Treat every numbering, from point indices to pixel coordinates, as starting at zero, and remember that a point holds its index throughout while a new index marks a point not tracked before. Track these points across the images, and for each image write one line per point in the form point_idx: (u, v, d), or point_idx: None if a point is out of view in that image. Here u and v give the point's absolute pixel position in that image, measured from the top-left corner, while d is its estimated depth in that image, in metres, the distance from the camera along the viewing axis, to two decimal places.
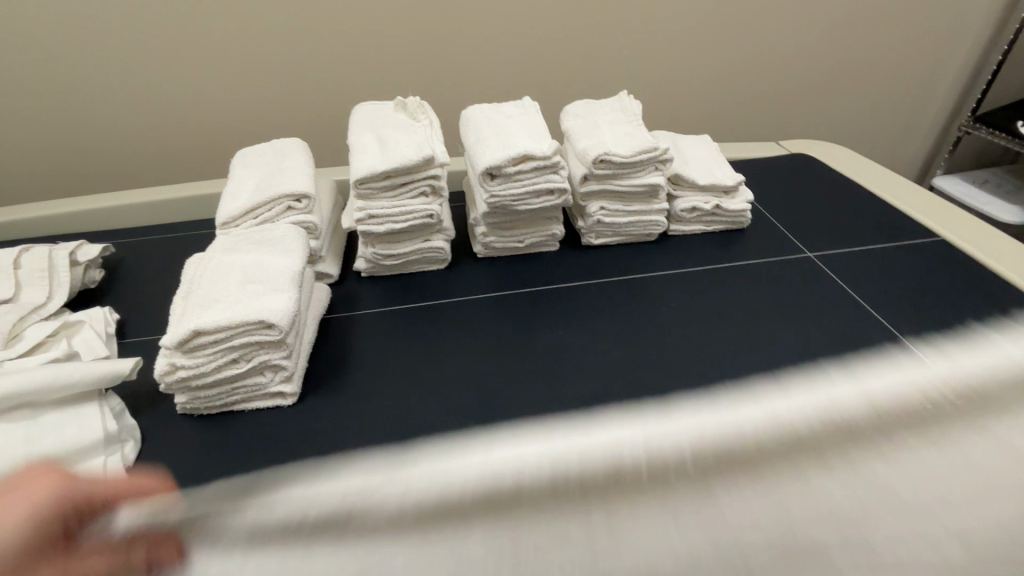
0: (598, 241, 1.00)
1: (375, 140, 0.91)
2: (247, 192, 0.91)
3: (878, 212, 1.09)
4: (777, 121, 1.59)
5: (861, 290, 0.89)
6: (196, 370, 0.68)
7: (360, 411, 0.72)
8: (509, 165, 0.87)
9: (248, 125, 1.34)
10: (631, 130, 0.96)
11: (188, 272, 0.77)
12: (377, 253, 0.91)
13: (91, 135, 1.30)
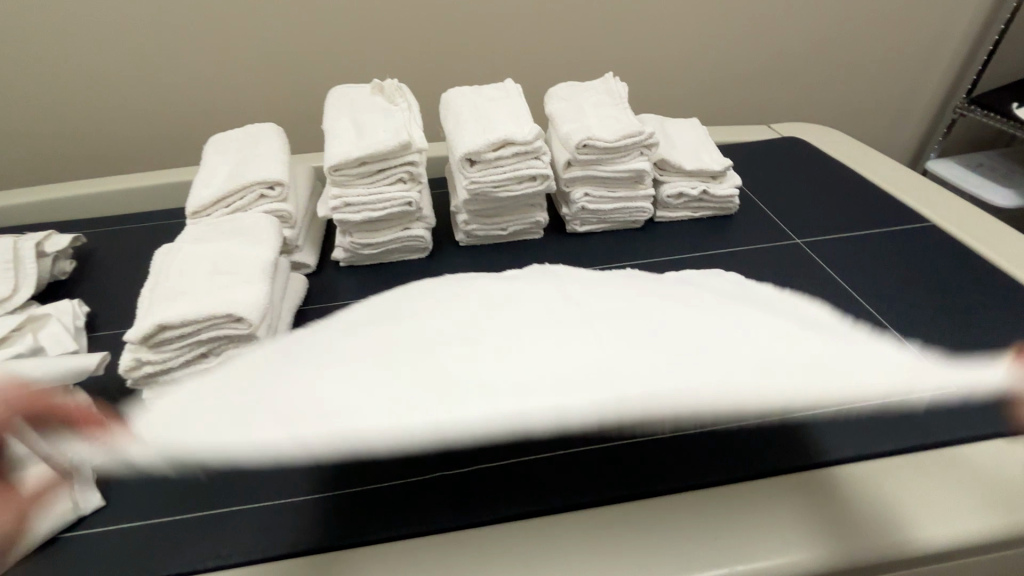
0: (583, 228, 0.98)
1: (351, 124, 0.88)
2: (219, 178, 0.88)
3: (870, 196, 1.07)
4: (770, 104, 1.57)
5: (850, 275, 0.88)
6: (163, 365, 0.65)
7: None
8: (488, 151, 0.84)
9: (230, 108, 1.32)
10: (615, 114, 0.93)
11: (156, 263, 0.74)
12: (355, 242, 0.89)
13: (69, 120, 1.28)
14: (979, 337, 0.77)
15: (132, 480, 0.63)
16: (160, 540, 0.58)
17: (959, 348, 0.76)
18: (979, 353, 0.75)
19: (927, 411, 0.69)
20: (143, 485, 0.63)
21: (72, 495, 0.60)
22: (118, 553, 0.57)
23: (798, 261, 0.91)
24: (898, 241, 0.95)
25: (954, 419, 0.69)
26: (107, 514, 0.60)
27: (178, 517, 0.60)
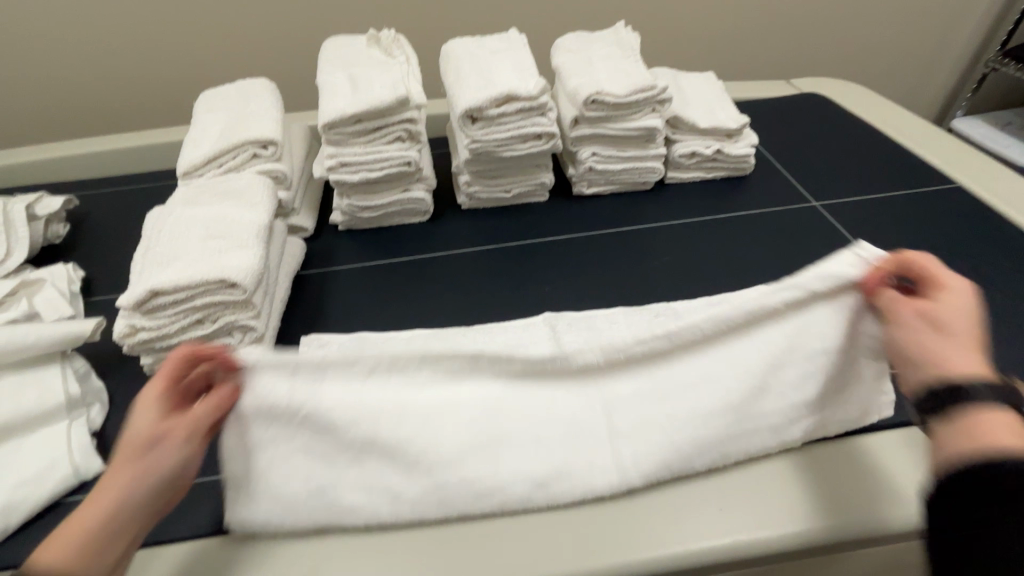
0: (589, 190, 0.94)
1: (346, 78, 0.84)
2: (210, 137, 0.85)
3: (893, 157, 1.02)
4: (790, 57, 1.48)
5: (867, 241, 0.84)
6: (158, 332, 0.64)
7: None
8: (491, 107, 0.79)
9: (222, 64, 1.26)
10: (626, 66, 0.88)
11: (148, 226, 0.72)
12: (353, 204, 0.86)
13: (56, 79, 1.23)
14: (1008, 308, 0.73)
15: None
16: None
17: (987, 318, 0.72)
18: (1006, 324, 0.71)
19: None
20: None
21: (72, 461, 0.58)
22: None
23: (820, 229, 0.87)
24: (923, 208, 0.90)
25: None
26: None
27: None
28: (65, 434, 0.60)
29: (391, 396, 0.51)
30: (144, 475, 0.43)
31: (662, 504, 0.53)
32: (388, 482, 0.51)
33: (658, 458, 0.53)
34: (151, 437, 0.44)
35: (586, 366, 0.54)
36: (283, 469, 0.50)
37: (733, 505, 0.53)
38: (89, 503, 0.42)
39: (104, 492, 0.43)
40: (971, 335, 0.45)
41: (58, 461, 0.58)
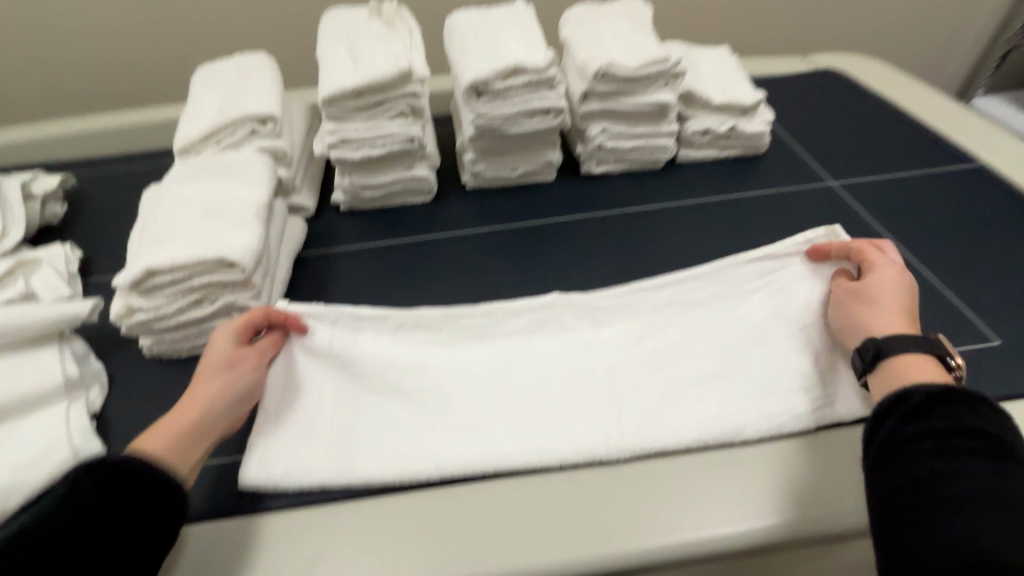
0: (598, 169, 0.91)
1: (346, 51, 0.80)
2: (207, 112, 0.82)
3: (914, 134, 0.98)
4: (807, 31, 1.43)
5: (886, 222, 0.81)
6: (156, 312, 0.62)
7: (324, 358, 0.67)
8: (496, 80, 0.76)
9: (220, 39, 1.23)
10: (638, 38, 0.84)
11: (144, 204, 0.70)
12: (354, 183, 0.83)
13: (51, 55, 1.20)
14: None
15: (133, 426, 0.62)
16: None
17: (1012, 302, 0.69)
18: None
19: (979, 363, 0.62)
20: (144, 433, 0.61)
21: (71, 444, 0.57)
22: None
23: (837, 209, 0.84)
24: (945, 187, 0.87)
25: (1011, 370, 0.62)
26: None
27: None
28: (63, 415, 0.59)
29: (412, 354, 0.64)
30: (223, 389, 0.55)
31: (664, 479, 0.55)
32: (402, 433, 0.59)
33: (655, 413, 0.59)
34: (226, 361, 0.56)
35: (588, 330, 0.66)
36: (315, 409, 0.61)
37: (741, 486, 0.54)
38: (178, 408, 0.52)
39: (188, 402, 0.53)
40: (893, 302, 0.56)
41: (57, 443, 0.57)
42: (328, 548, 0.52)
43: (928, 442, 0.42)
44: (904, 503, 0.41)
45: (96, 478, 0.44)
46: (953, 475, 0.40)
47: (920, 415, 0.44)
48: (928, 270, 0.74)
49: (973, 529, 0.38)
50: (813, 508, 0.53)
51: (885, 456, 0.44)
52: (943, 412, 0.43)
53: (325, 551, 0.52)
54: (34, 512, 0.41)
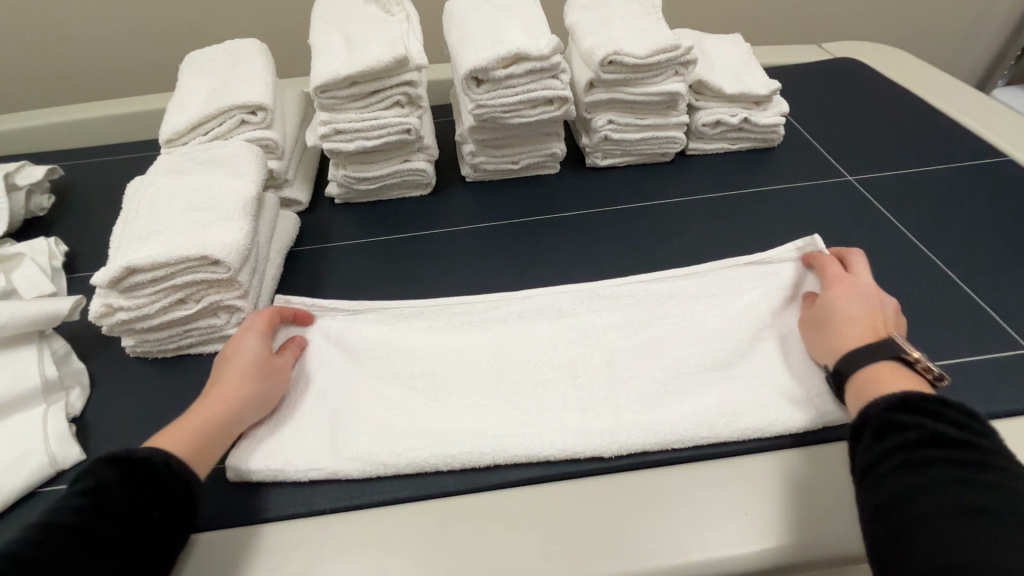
0: (604, 161, 0.87)
1: (341, 37, 0.77)
2: (195, 101, 0.79)
3: (936, 126, 0.93)
4: (823, 18, 1.37)
5: (907, 218, 0.77)
6: (137, 312, 0.59)
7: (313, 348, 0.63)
8: (497, 67, 0.72)
9: (213, 26, 1.19)
10: (647, 25, 0.80)
11: (127, 197, 0.66)
12: (349, 175, 0.80)
13: (41, 42, 1.17)
14: None
15: (115, 431, 0.59)
16: None
17: None
18: None
19: (1009, 371, 0.59)
20: (127, 438, 0.58)
21: (48, 450, 0.55)
22: None
23: (854, 205, 0.80)
24: (969, 182, 0.82)
25: None
26: None
27: None
28: (41, 420, 0.56)
29: (409, 341, 0.63)
30: (247, 393, 0.53)
31: (678, 489, 0.51)
32: (396, 418, 0.56)
33: (656, 407, 0.56)
34: (263, 363, 0.56)
35: (586, 322, 0.64)
36: (309, 397, 0.58)
37: (765, 499, 0.50)
38: (197, 410, 0.50)
39: (210, 403, 0.51)
40: (848, 308, 0.54)
41: (33, 450, 0.54)
42: (320, 561, 0.49)
43: (901, 456, 0.39)
44: (889, 528, 0.37)
45: (123, 476, 0.42)
46: (932, 488, 0.37)
47: (888, 427, 0.41)
48: (951, 270, 0.70)
49: (962, 540, 0.34)
50: (843, 525, 0.49)
51: (866, 479, 0.41)
52: (909, 419, 0.41)
53: (315, 564, 0.48)
54: (60, 507, 0.39)
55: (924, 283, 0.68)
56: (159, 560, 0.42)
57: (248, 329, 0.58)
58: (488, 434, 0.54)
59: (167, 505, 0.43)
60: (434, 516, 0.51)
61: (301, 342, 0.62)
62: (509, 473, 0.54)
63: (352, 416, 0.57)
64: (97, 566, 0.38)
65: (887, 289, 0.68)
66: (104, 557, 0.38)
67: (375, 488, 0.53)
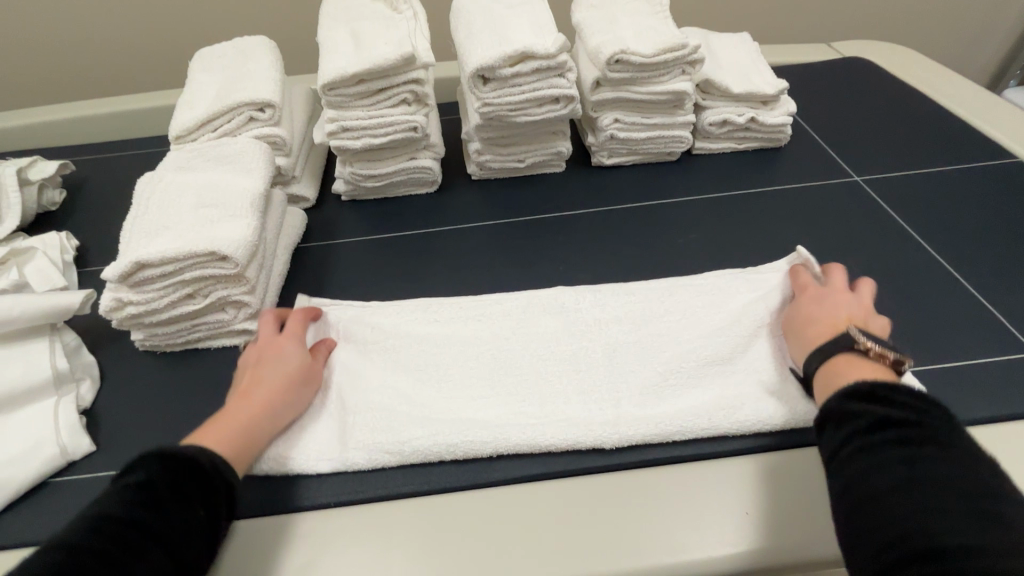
0: (610, 160, 0.87)
1: (349, 35, 0.77)
2: (204, 98, 0.79)
3: (946, 127, 0.92)
4: (833, 17, 1.36)
5: (914, 220, 0.77)
6: (147, 306, 0.60)
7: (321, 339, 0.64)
8: (504, 66, 0.72)
9: (222, 24, 1.19)
10: (655, 23, 0.80)
11: (137, 193, 0.67)
12: (355, 173, 0.80)
13: (53, 39, 1.18)
14: None
15: (124, 423, 0.60)
16: None
17: None
18: None
19: (1014, 375, 0.58)
20: (136, 430, 0.59)
21: (60, 441, 0.56)
22: None
23: (861, 206, 0.80)
24: (978, 183, 0.82)
25: None
26: (98, 460, 0.57)
27: None
28: (52, 412, 0.57)
29: (418, 331, 0.64)
30: (280, 397, 0.54)
31: (681, 487, 0.51)
32: (403, 410, 0.57)
33: (660, 403, 0.56)
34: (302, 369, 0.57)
35: (590, 317, 0.64)
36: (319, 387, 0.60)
37: (768, 500, 0.50)
38: (233, 412, 0.50)
39: (243, 406, 0.51)
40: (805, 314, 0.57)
41: (45, 441, 0.55)
42: (323, 554, 0.49)
43: (861, 441, 0.40)
44: (854, 511, 0.37)
45: (170, 470, 0.42)
46: (890, 467, 0.37)
47: (848, 414, 0.42)
48: (957, 272, 0.69)
49: (922, 515, 0.34)
50: None
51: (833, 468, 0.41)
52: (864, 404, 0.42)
53: (318, 558, 0.49)
54: (113, 501, 0.39)
55: (930, 285, 0.68)
56: (204, 558, 0.42)
57: (286, 335, 0.59)
58: (491, 428, 0.55)
59: (212, 505, 0.43)
60: (435, 511, 0.51)
61: (330, 343, 0.62)
62: (510, 469, 0.54)
63: (360, 406, 0.57)
64: (151, 558, 0.38)
65: (893, 290, 0.68)
66: (158, 551, 0.38)
67: (379, 483, 0.53)
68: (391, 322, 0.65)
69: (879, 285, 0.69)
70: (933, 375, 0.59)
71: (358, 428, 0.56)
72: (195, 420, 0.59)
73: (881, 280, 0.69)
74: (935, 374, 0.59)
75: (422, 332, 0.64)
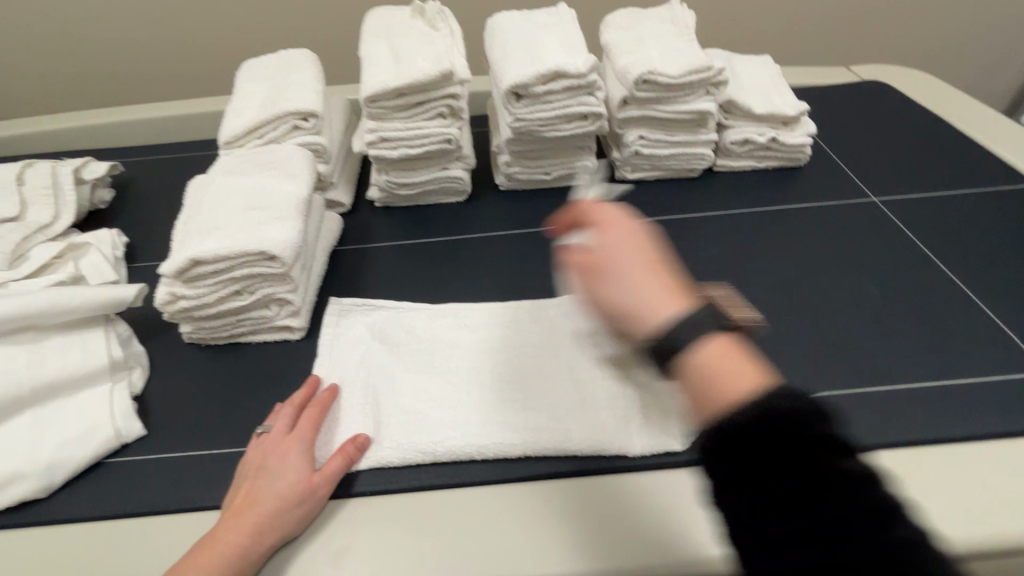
0: (633, 175, 0.91)
1: (389, 50, 0.81)
2: (251, 107, 0.84)
3: (964, 151, 0.94)
4: (852, 41, 1.39)
5: (929, 241, 0.79)
6: (198, 300, 0.64)
7: (355, 339, 0.68)
8: (537, 84, 0.76)
9: (264, 36, 1.25)
10: (681, 45, 0.83)
11: (189, 195, 0.72)
12: (390, 181, 0.84)
13: (106, 46, 1.25)
14: None
15: (171, 411, 0.64)
16: (196, 470, 0.58)
17: None
18: None
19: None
20: (182, 417, 0.63)
21: (115, 425, 0.60)
22: (155, 481, 0.57)
23: (878, 226, 0.82)
24: (994, 207, 0.83)
25: None
26: (148, 443, 0.61)
27: (212, 450, 0.60)
28: (108, 397, 0.61)
29: (449, 334, 0.68)
30: (274, 523, 0.50)
31: (700, 490, 0.54)
32: (437, 407, 0.60)
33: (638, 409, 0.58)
34: (303, 489, 0.52)
35: None
36: (357, 387, 0.63)
37: None
38: (220, 543, 0.48)
39: (233, 534, 0.49)
40: (634, 249, 0.48)
41: (102, 425, 0.59)
42: (358, 541, 0.52)
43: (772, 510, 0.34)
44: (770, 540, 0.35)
45: None
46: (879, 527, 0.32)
47: (793, 440, 0.35)
48: (971, 293, 0.71)
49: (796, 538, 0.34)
50: None
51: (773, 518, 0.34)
52: (820, 431, 0.35)
53: (353, 543, 0.52)
54: None
55: (946, 305, 0.70)
56: None
57: (298, 438, 0.55)
58: (517, 428, 0.58)
59: None
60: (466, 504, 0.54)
61: (354, 447, 0.56)
62: (538, 466, 0.57)
63: (396, 409, 0.60)
64: None
65: (909, 309, 0.70)
66: None
67: (412, 475, 0.56)
68: (422, 325, 0.68)
69: (894, 302, 0.71)
70: (938, 394, 0.61)
71: (393, 426, 0.59)
72: (239, 410, 0.63)
73: (894, 298, 0.71)
74: (947, 391, 0.61)
75: (452, 334, 0.67)
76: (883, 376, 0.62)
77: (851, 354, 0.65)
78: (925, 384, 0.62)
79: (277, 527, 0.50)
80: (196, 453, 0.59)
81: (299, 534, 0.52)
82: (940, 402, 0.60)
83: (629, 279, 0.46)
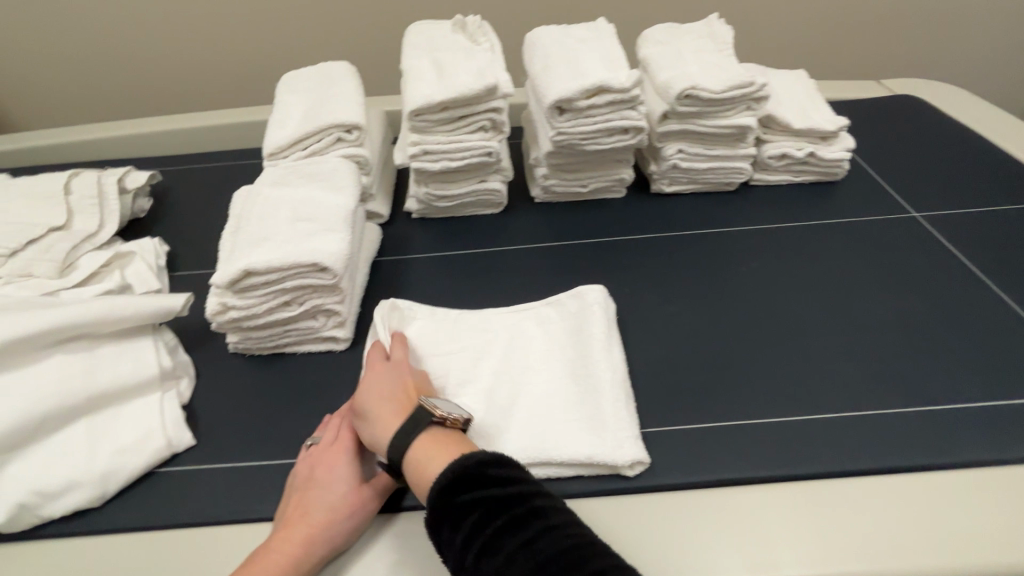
0: (669, 188, 0.91)
1: (432, 63, 0.82)
2: (294, 119, 0.85)
3: (1004, 166, 0.93)
4: (882, 55, 1.39)
5: (973, 258, 0.78)
6: (247, 311, 0.65)
7: None
8: (581, 98, 0.76)
9: (299, 49, 1.27)
10: (722, 61, 0.83)
11: (236, 206, 0.72)
12: (430, 193, 0.85)
13: (145, 56, 1.27)
14: None
15: (218, 421, 0.64)
16: (245, 481, 0.58)
17: None
18: None
19: None
20: (229, 427, 0.63)
21: (165, 435, 0.60)
22: (205, 491, 0.57)
23: (919, 242, 0.81)
24: None
25: None
26: (196, 453, 0.61)
27: (260, 461, 0.60)
28: (158, 406, 0.62)
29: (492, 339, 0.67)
30: (323, 535, 0.50)
31: (754, 508, 0.53)
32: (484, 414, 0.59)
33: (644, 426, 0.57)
34: (351, 501, 0.52)
35: None
36: None
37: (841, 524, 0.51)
38: (272, 553, 0.48)
39: (284, 545, 0.49)
40: (389, 372, 0.57)
41: (153, 434, 0.59)
42: (407, 555, 0.52)
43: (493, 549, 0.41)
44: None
45: None
46: (547, 537, 0.40)
47: (477, 484, 0.44)
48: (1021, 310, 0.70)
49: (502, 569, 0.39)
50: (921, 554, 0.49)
51: (471, 548, 0.41)
52: (505, 472, 0.44)
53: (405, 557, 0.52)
54: None
55: (996, 324, 0.69)
56: None
57: (344, 449, 0.55)
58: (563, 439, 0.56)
59: None
60: None
61: None
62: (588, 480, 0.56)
63: None
64: None
65: (957, 327, 0.69)
66: None
67: None
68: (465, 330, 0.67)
69: (942, 320, 0.70)
70: (994, 414, 0.59)
71: None
72: (285, 421, 0.63)
73: (942, 315, 0.70)
74: (1004, 412, 0.59)
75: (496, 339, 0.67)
76: (936, 395, 0.61)
77: (902, 372, 0.64)
78: (978, 403, 0.60)
79: (326, 539, 0.50)
80: (245, 464, 0.60)
81: (349, 545, 0.52)
82: (996, 423, 0.59)
83: (372, 405, 0.53)
